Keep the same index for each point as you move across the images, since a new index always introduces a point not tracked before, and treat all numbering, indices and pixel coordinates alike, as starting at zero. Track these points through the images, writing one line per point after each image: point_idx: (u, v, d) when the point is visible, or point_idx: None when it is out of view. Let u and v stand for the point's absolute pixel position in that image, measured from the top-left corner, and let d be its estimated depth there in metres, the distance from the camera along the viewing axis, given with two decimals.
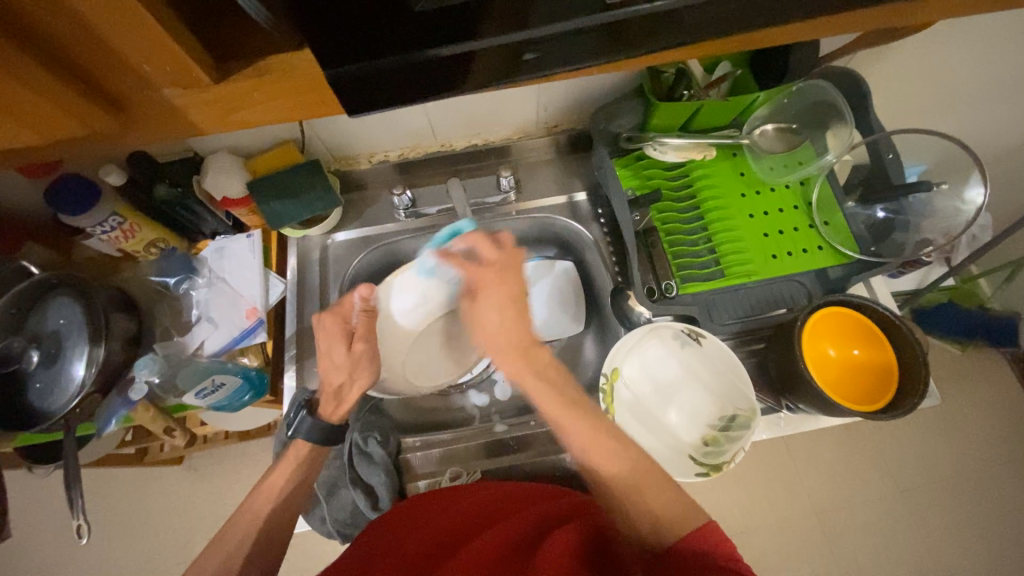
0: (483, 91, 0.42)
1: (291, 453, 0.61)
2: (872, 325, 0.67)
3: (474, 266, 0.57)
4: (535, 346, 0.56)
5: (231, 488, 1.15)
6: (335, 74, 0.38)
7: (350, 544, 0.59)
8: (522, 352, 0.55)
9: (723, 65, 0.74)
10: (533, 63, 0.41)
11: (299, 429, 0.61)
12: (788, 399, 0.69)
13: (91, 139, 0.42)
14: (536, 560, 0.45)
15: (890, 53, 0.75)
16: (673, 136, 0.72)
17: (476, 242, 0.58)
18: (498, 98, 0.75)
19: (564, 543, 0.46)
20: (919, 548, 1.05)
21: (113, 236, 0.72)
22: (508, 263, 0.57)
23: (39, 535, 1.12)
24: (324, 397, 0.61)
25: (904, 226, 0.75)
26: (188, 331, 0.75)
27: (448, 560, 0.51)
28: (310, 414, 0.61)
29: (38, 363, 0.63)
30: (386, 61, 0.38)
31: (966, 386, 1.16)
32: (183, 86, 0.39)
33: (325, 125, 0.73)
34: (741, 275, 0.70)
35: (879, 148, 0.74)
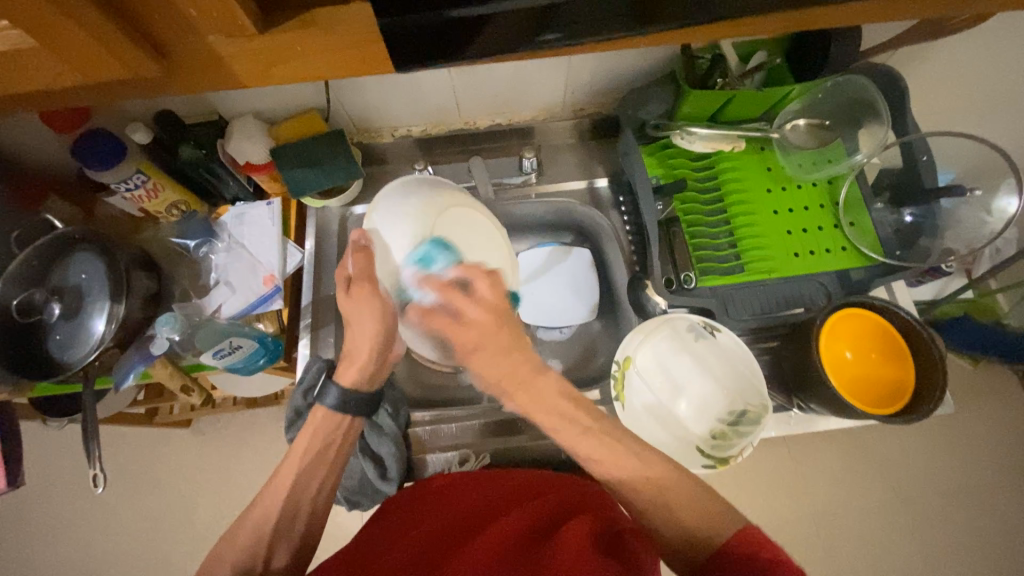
0: (504, 54, 0.42)
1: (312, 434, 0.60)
2: (889, 328, 0.67)
3: (460, 328, 0.50)
4: (538, 373, 0.51)
5: (238, 453, 1.17)
6: (380, 23, 0.38)
7: (361, 531, 0.59)
8: (520, 385, 0.51)
9: (758, 54, 0.72)
10: (554, 37, 0.41)
11: (321, 397, 0.60)
12: (799, 399, 0.68)
13: (128, 84, 0.41)
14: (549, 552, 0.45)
15: (933, 50, 0.73)
16: (701, 126, 0.71)
17: (450, 296, 0.51)
18: (526, 76, 0.73)
19: (575, 532, 0.46)
20: (914, 558, 1.06)
21: (137, 195, 0.72)
22: (506, 311, 0.51)
23: (51, 486, 1.15)
24: (342, 363, 0.60)
25: (933, 230, 0.74)
26: (206, 293, 0.75)
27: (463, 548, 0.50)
28: (333, 382, 0.60)
29: (59, 316, 0.64)
30: (430, 15, 0.38)
31: (976, 401, 1.14)
32: (227, 34, 0.38)
33: (348, 90, 0.71)
34: (761, 271, 0.69)
35: (914, 150, 0.72)
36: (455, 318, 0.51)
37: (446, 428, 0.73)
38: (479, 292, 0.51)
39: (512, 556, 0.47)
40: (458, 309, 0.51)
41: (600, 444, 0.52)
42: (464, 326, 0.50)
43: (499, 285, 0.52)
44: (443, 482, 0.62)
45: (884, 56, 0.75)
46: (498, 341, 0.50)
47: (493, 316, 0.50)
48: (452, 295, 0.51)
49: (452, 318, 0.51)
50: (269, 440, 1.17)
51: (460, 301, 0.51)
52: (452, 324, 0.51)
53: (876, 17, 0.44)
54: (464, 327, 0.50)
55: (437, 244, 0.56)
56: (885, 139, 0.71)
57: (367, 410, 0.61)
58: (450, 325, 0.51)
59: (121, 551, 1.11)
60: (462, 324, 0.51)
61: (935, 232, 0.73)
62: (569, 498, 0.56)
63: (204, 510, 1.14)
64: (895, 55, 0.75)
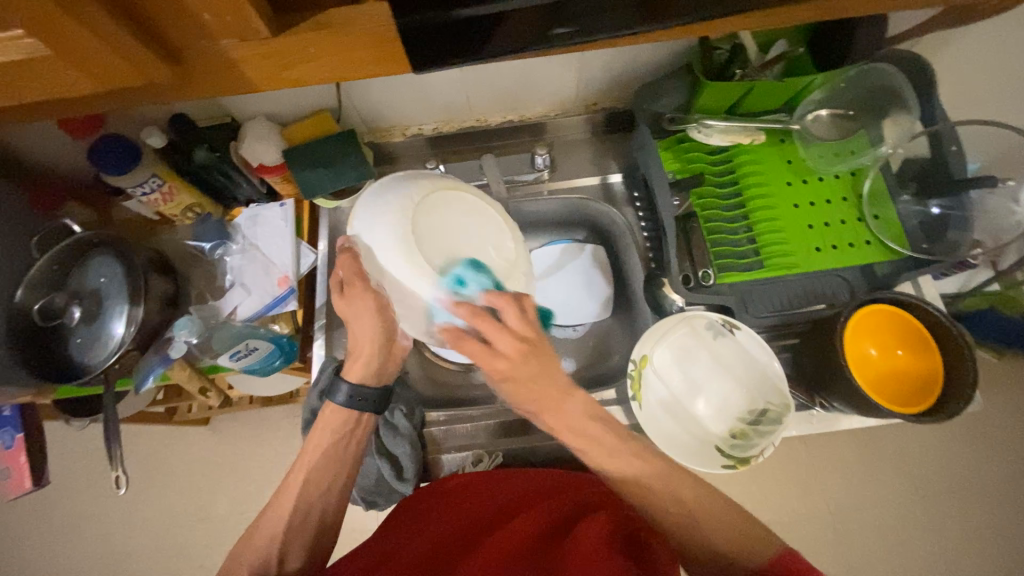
0: (522, 52, 0.41)
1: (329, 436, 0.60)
2: (918, 324, 0.65)
3: (493, 360, 0.49)
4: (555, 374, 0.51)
5: (254, 451, 1.19)
6: (396, 24, 0.37)
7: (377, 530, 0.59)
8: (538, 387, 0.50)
9: (780, 44, 0.69)
10: (570, 33, 0.40)
11: (332, 395, 0.59)
12: (822, 397, 0.67)
13: (142, 90, 0.41)
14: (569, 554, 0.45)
15: (961, 35, 0.70)
16: (719, 119, 0.69)
17: (481, 325, 0.49)
18: (538, 71, 0.72)
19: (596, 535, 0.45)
20: (938, 556, 1.03)
21: (153, 199, 0.73)
22: (535, 338, 0.50)
23: (75, 484, 1.18)
24: (352, 359, 0.59)
25: (961, 223, 0.71)
26: (221, 295, 0.76)
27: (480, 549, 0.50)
28: (342, 380, 0.59)
29: (80, 319, 0.65)
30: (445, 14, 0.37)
31: (1002, 396, 1.11)
32: (239, 38, 0.37)
33: (359, 90, 0.71)
34: (782, 267, 0.67)
35: (943, 140, 0.69)
36: (485, 347, 0.49)
37: (461, 428, 0.72)
38: (510, 323, 0.49)
39: (532, 556, 0.47)
40: (493, 341, 0.49)
41: (620, 446, 0.51)
42: (498, 356, 0.49)
43: (529, 309, 0.50)
44: (460, 482, 0.61)
45: (910, 43, 0.73)
46: (530, 368, 0.50)
47: (525, 347, 0.49)
48: (484, 323, 0.49)
49: (490, 356, 0.49)
50: (285, 438, 1.19)
51: (494, 335, 0.48)
52: (487, 357, 0.49)
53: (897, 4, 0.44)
54: (498, 358, 0.49)
55: (470, 261, 0.50)
56: (912, 128, 0.70)
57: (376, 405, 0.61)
58: (481, 354, 0.49)
59: (143, 548, 1.14)
60: (494, 351, 0.49)
61: (964, 225, 0.71)
62: (586, 498, 0.55)
63: (223, 507, 1.15)
64: (921, 41, 0.72)
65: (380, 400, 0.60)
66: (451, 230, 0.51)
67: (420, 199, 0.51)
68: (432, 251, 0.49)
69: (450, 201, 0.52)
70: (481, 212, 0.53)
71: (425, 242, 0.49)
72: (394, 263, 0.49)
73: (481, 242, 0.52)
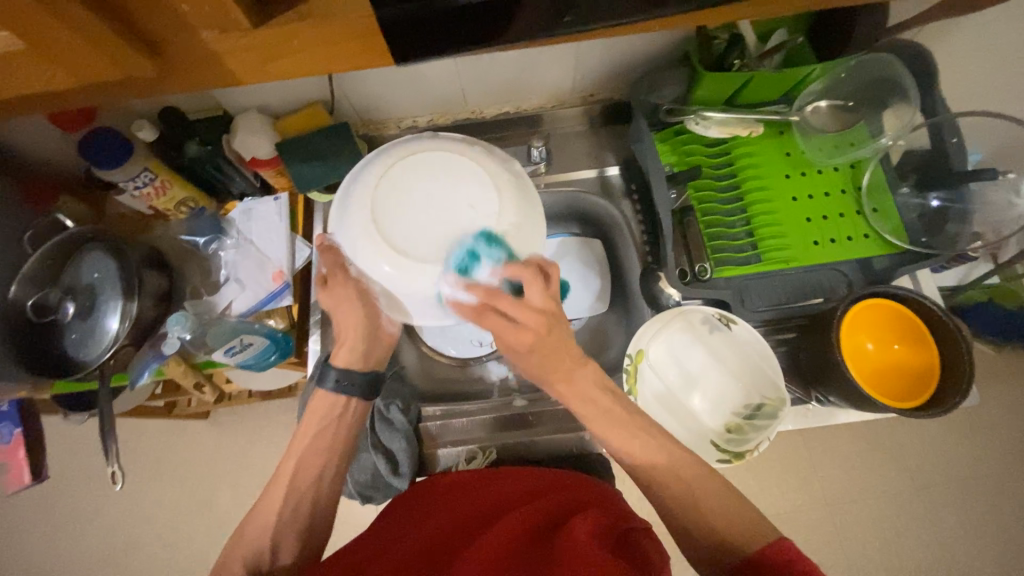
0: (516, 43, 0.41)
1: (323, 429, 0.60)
2: (914, 319, 0.64)
3: (518, 331, 0.50)
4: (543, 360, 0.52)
5: (254, 444, 1.19)
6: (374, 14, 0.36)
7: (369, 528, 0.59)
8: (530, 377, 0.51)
9: (779, 33, 0.68)
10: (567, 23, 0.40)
11: (322, 380, 0.60)
12: (818, 392, 0.67)
13: (125, 84, 0.40)
14: (564, 552, 0.45)
15: (962, 24, 0.69)
16: (718, 110, 0.68)
17: (497, 302, 0.50)
18: (534, 62, 0.71)
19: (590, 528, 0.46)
20: (934, 548, 1.04)
21: (146, 193, 0.72)
22: (557, 310, 0.51)
23: (77, 477, 1.18)
24: (340, 346, 0.60)
25: (961, 216, 0.71)
26: (216, 290, 0.75)
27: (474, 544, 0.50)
28: (332, 366, 0.60)
29: (74, 315, 0.64)
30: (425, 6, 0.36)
31: (1000, 389, 1.11)
32: (220, 30, 0.37)
33: (353, 82, 0.70)
34: (780, 260, 0.67)
35: (943, 130, 0.69)
36: (508, 322, 0.50)
37: (457, 423, 0.73)
38: (530, 297, 0.50)
39: (533, 555, 0.46)
40: (512, 313, 0.50)
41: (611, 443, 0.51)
42: (517, 330, 0.50)
43: (552, 282, 0.51)
44: (457, 483, 0.61)
45: (912, 31, 0.71)
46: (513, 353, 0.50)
47: (547, 317, 0.50)
48: (500, 299, 0.50)
49: (506, 325, 0.50)
50: (284, 432, 1.19)
51: (518, 308, 0.49)
52: (503, 330, 0.51)
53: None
54: (515, 331, 0.50)
55: (486, 234, 0.51)
56: (913, 119, 0.68)
57: (366, 390, 0.62)
58: (506, 330, 0.50)
59: (145, 540, 1.15)
60: (516, 326, 0.50)
61: (964, 217, 0.71)
62: (583, 495, 0.56)
63: (223, 500, 1.16)
64: (922, 30, 0.71)
65: (367, 385, 0.61)
66: (412, 197, 0.52)
67: (377, 180, 0.53)
68: (389, 225, 0.52)
69: (406, 167, 0.53)
70: (453, 165, 0.53)
71: (385, 219, 0.52)
72: (364, 251, 0.52)
73: (456, 197, 0.52)
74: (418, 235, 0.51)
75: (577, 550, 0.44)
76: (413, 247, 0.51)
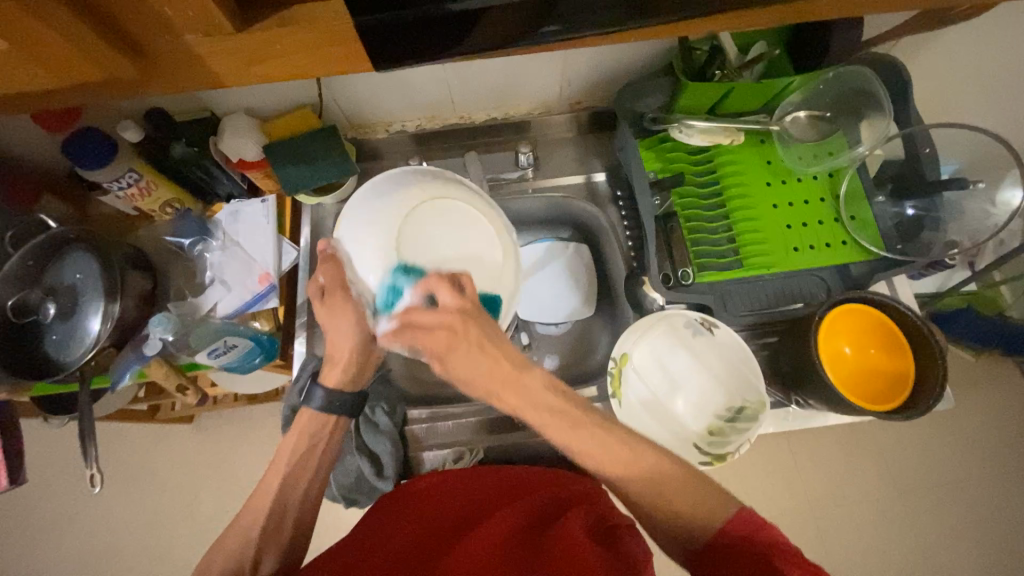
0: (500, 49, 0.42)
1: (307, 431, 0.60)
2: (890, 325, 0.66)
3: (428, 334, 0.51)
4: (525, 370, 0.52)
5: (239, 447, 1.18)
6: (354, 21, 0.37)
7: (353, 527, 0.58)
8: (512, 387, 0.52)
9: (759, 44, 0.70)
10: (555, 30, 0.41)
11: (310, 398, 0.60)
12: (797, 395, 0.68)
13: (108, 84, 0.40)
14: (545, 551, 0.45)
15: (935, 40, 0.72)
16: (700, 118, 0.69)
17: (414, 315, 0.52)
18: (521, 68, 0.72)
19: (574, 533, 0.46)
20: (914, 550, 1.06)
21: (130, 194, 0.72)
22: (471, 308, 0.51)
23: (56, 483, 1.16)
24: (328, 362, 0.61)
25: (935, 224, 0.73)
26: (200, 292, 0.75)
27: (457, 547, 0.50)
28: (320, 384, 0.61)
29: (54, 316, 0.64)
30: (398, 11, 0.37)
31: (978, 394, 1.13)
32: (204, 33, 0.37)
33: (342, 88, 0.71)
34: (760, 266, 0.69)
35: (917, 143, 0.71)
36: (422, 330, 0.52)
37: (443, 426, 0.73)
38: (444, 301, 0.51)
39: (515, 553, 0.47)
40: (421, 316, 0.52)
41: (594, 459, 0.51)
42: (430, 335, 0.51)
43: (463, 286, 0.52)
44: (444, 480, 0.61)
45: (888, 46, 0.74)
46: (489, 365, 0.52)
47: (457, 314, 0.51)
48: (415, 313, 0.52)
49: (420, 321, 0.51)
50: (269, 436, 1.18)
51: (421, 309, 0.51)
52: (416, 336, 0.52)
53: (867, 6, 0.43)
54: (425, 335, 0.51)
55: (403, 265, 0.53)
56: (887, 130, 0.70)
57: (351, 411, 0.62)
58: (422, 340, 0.52)
59: (126, 547, 1.13)
60: (427, 330, 0.51)
61: (938, 225, 0.73)
62: (569, 495, 0.56)
63: (207, 505, 1.15)
64: (899, 44, 0.73)
65: (354, 404, 0.62)
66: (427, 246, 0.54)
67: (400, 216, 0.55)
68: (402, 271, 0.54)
69: (428, 212, 0.55)
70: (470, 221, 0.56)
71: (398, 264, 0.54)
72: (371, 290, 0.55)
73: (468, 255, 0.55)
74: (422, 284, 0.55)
75: (563, 549, 0.44)
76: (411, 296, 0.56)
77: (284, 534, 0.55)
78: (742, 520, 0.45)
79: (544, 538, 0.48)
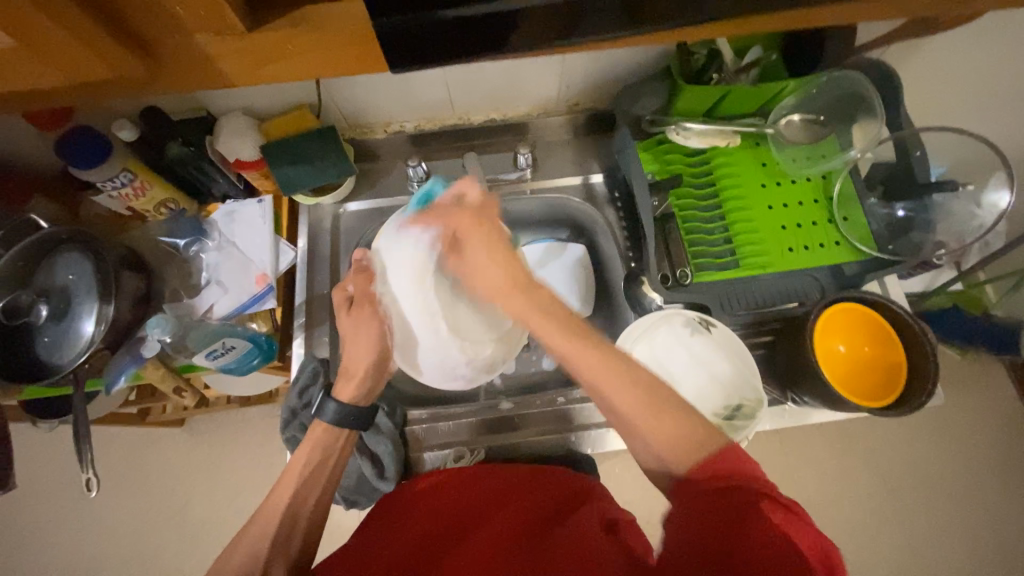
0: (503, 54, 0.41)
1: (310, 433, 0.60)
2: (884, 323, 0.68)
3: (456, 211, 0.51)
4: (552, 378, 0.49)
5: (233, 451, 1.16)
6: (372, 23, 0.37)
7: (355, 532, 0.56)
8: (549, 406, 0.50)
9: (755, 49, 0.71)
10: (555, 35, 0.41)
11: (322, 412, 0.60)
12: (793, 392, 0.70)
13: (114, 84, 0.40)
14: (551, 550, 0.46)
15: (925, 46, 0.73)
16: (696, 121, 0.71)
17: (438, 206, 0.52)
18: (521, 70, 0.72)
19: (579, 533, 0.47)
20: (904, 545, 1.08)
21: (125, 194, 0.71)
22: (491, 206, 0.51)
23: (43, 489, 1.14)
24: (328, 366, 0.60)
25: (925, 224, 0.75)
26: (197, 293, 0.74)
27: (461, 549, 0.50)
28: (332, 398, 0.60)
29: (47, 318, 0.62)
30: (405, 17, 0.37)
31: (965, 391, 1.16)
32: (215, 32, 0.37)
33: (342, 89, 0.71)
34: (756, 266, 0.70)
35: (908, 146, 0.72)
36: (454, 201, 0.52)
37: (443, 426, 0.73)
38: (469, 196, 0.52)
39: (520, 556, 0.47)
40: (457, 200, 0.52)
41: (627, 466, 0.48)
42: (455, 215, 0.50)
43: (492, 198, 0.52)
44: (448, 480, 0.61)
45: (880, 51, 0.75)
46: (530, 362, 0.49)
47: (483, 208, 0.51)
48: (440, 207, 0.52)
49: (446, 211, 0.51)
50: (263, 438, 1.17)
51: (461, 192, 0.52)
52: (443, 210, 0.52)
53: (879, 13, 0.44)
54: (450, 210, 0.51)
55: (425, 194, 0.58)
56: (878, 134, 0.71)
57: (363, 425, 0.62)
58: (441, 216, 0.51)
59: (116, 553, 1.11)
60: (452, 211, 0.51)
61: (927, 226, 0.74)
62: (572, 494, 0.57)
63: (200, 509, 1.13)
64: (891, 49, 0.75)
65: (368, 417, 0.62)
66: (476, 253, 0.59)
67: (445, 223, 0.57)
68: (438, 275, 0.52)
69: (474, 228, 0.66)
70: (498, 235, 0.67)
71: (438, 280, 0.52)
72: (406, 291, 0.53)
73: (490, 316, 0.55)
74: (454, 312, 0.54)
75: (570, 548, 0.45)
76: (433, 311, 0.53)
77: (285, 537, 0.55)
78: (721, 456, 0.42)
79: (549, 538, 0.48)
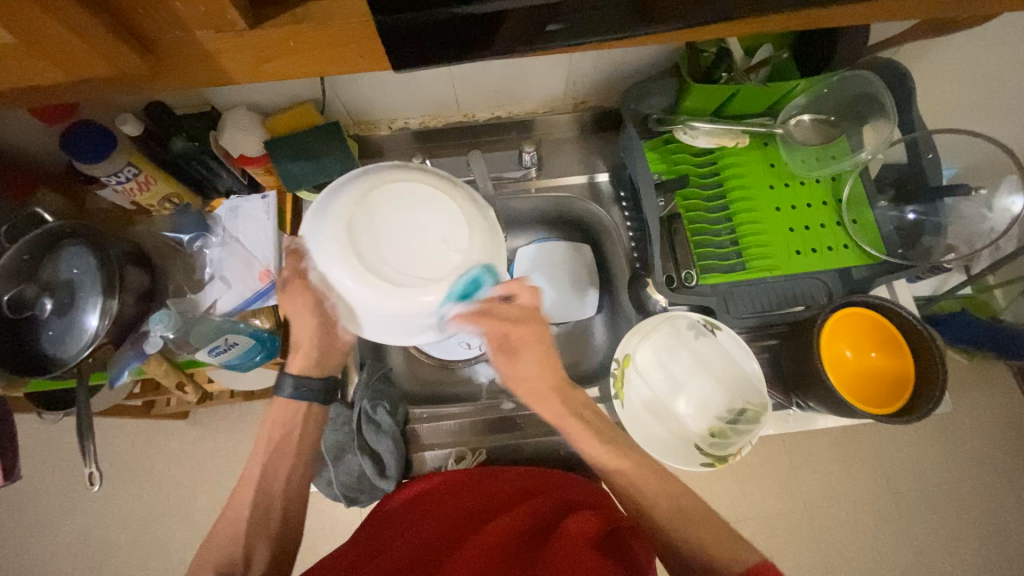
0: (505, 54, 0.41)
1: None
2: (891, 329, 0.66)
3: (510, 309, 0.55)
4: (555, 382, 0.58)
5: (235, 444, 1.17)
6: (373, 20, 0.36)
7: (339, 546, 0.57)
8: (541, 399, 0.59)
9: (766, 47, 0.69)
10: (556, 34, 0.40)
11: (281, 388, 0.61)
12: (798, 397, 0.69)
13: (115, 80, 0.39)
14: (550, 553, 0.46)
15: (939, 46, 0.72)
16: (705, 120, 0.69)
17: (493, 308, 0.54)
18: (526, 67, 0.71)
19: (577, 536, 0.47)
20: (906, 550, 1.07)
21: (128, 188, 0.71)
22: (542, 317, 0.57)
23: (49, 479, 1.15)
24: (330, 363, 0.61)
25: (936, 229, 0.73)
26: (201, 288, 0.74)
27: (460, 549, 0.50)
28: (289, 374, 0.61)
29: (51, 312, 0.62)
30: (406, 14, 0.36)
31: (971, 397, 1.15)
32: (215, 29, 0.36)
33: (346, 84, 0.70)
34: (762, 269, 0.69)
35: (920, 146, 0.71)
36: (503, 300, 0.54)
37: (444, 425, 0.73)
38: (523, 301, 0.55)
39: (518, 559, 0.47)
40: (514, 299, 0.55)
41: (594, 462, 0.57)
42: (513, 326, 0.55)
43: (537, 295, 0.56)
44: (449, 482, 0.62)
45: (892, 51, 0.74)
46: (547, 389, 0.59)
47: (531, 321, 0.56)
48: (497, 304, 0.54)
49: (501, 316, 0.54)
50: None
51: (520, 294, 0.55)
52: (493, 323, 0.54)
53: (889, 15, 0.43)
54: (498, 326, 0.54)
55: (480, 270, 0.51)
56: (890, 136, 0.70)
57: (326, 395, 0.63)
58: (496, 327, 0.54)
59: (120, 543, 1.12)
60: (509, 322, 0.55)
61: (938, 231, 0.73)
62: (572, 497, 0.57)
63: (203, 502, 1.14)
64: (903, 49, 0.73)
65: (325, 391, 0.63)
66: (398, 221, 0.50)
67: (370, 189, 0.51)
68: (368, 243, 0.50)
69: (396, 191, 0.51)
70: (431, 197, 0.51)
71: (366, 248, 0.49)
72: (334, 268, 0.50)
73: (433, 228, 0.51)
74: (405, 260, 0.50)
75: (568, 552, 0.45)
76: (401, 277, 0.49)
77: (259, 514, 0.59)
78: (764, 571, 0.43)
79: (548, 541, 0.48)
